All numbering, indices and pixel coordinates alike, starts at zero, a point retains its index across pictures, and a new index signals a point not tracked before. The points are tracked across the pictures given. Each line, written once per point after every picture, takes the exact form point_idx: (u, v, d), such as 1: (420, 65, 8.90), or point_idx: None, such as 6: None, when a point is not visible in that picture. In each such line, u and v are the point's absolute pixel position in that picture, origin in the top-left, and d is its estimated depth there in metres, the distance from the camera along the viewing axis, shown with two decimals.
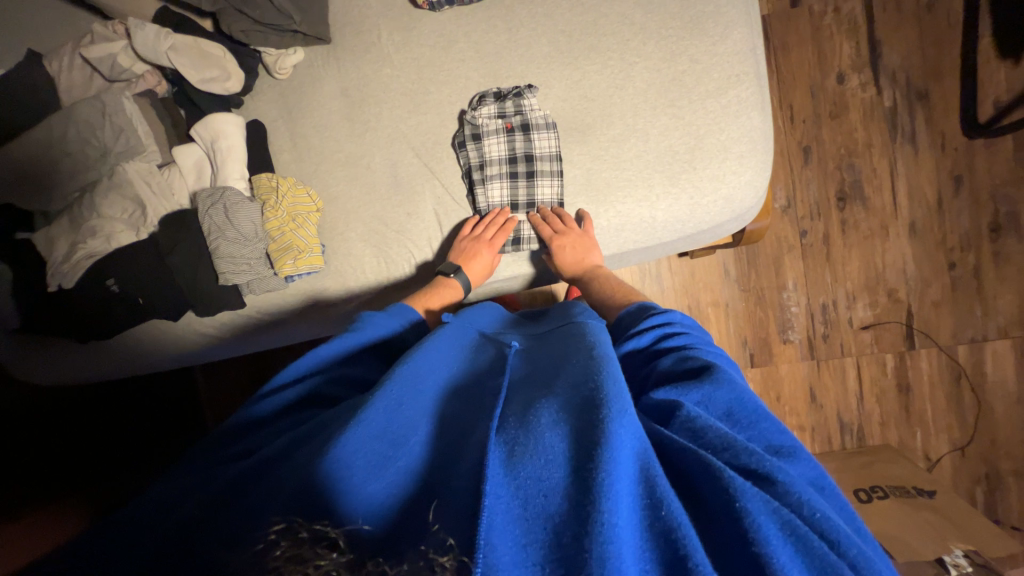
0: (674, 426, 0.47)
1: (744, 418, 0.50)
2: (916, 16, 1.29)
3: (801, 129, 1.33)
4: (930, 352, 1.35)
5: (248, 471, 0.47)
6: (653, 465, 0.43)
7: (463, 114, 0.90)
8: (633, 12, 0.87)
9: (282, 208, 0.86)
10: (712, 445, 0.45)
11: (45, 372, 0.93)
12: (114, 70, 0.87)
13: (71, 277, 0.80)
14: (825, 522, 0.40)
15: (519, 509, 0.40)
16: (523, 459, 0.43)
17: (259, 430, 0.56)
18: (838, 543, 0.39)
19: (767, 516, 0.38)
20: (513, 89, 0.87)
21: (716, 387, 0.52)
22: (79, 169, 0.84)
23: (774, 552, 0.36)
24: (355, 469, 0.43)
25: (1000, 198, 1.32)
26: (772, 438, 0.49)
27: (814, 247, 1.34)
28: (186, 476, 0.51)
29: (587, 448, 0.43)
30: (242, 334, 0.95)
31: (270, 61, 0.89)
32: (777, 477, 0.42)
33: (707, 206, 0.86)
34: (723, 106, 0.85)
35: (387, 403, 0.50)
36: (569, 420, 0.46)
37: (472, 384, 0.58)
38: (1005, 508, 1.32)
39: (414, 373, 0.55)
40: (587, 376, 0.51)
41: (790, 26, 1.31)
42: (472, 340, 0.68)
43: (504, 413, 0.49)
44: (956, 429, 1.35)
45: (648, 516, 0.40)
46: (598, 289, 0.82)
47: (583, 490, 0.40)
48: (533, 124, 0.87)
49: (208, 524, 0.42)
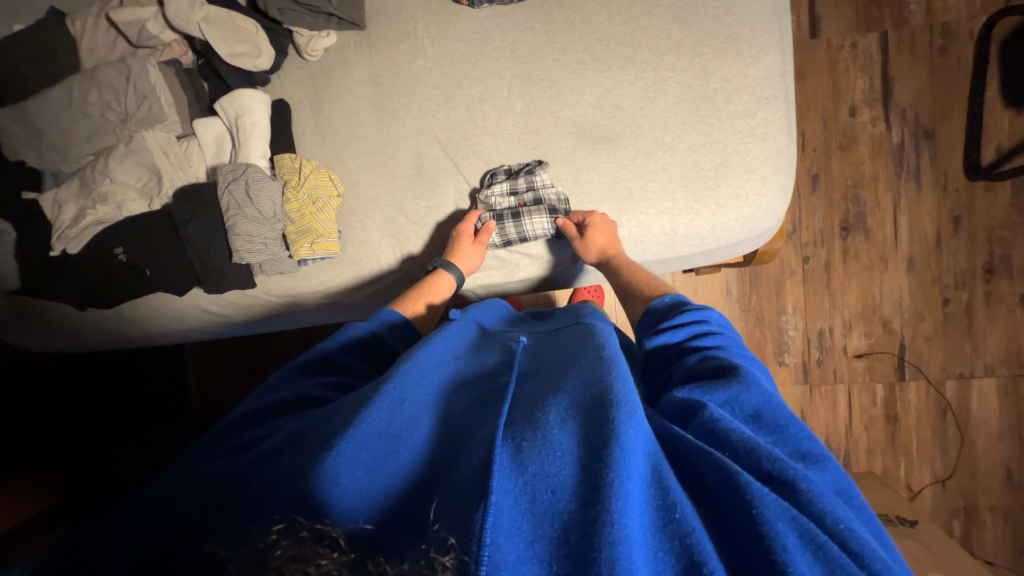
0: (694, 427, 0.48)
1: (771, 422, 0.49)
2: (929, 57, 1.33)
3: (811, 157, 1.36)
4: (919, 384, 1.38)
5: (251, 463, 0.46)
6: (663, 466, 0.42)
7: (474, 193, 0.90)
8: (670, 27, 0.88)
9: (303, 189, 0.85)
10: (733, 447, 0.45)
11: (41, 340, 0.93)
12: (141, 37, 0.84)
13: (77, 243, 0.80)
14: (847, 534, 0.39)
15: (526, 505, 0.39)
16: (531, 454, 0.42)
17: (252, 425, 0.54)
18: (861, 555, 0.38)
19: (784, 524, 0.38)
20: (523, 167, 0.88)
21: (741, 389, 0.51)
22: (96, 132, 0.83)
23: (790, 560, 0.36)
24: (359, 465, 0.43)
25: (996, 240, 1.36)
26: (800, 444, 0.47)
27: (815, 273, 1.37)
28: (181, 466, 0.50)
29: (597, 448, 0.42)
30: (250, 317, 0.94)
31: (303, 42, 0.89)
32: (799, 485, 0.41)
33: (728, 223, 0.87)
34: (751, 127, 0.86)
35: (390, 399, 0.49)
36: (579, 418, 0.46)
37: (478, 381, 0.57)
38: (980, 542, 1.36)
39: (417, 367, 0.55)
40: (597, 378, 0.51)
41: (808, 56, 1.34)
42: (474, 338, 0.68)
43: (512, 410, 0.49)
44: (939, 462, 1.38)
45: (661, 517, 0.39)
46: (627, 273, 0.82)
47: (592, 489, 0.39)
48: (546, 200, 0.87)
49: (206, 517, 0.41)
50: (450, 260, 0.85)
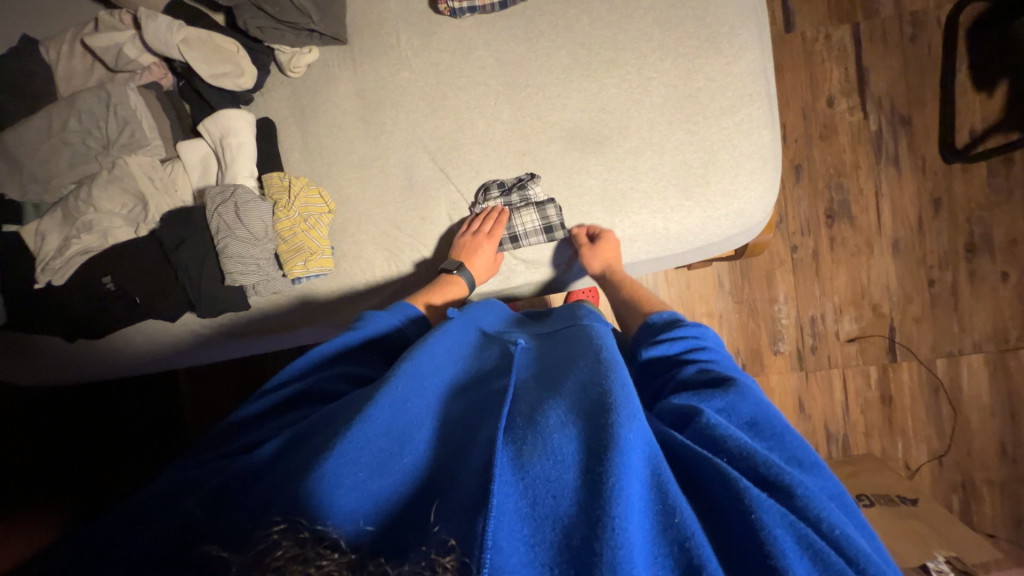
0: (689, 432, 0.48)
1: (768, 431, 0.50)
2: (900, 46, 1.36)
3: (793, 148, 1.39)
4: (911, 365, 1.41)
5: (251, 469, 0.45)
6: (664, 470, 0.42)
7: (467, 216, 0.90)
8: (651, 29, 0.89)
9: (294, 208, 0.84)
10: (730, 453, 0.45)
11: (24, 373, 0.90)
12: (119, 61, 0.84)
13: (62, 274, 0.79)
14: (845, 539, 0.40)
15: (527, 509, 0.39)
16: (530, 458, 0.42)
17: (252, 428, 0.55)
18: (856, 560, 0.39)
19: (783, 529, 0.39)
20: (515, 181, 0.89)
21: (738, 398, 0.52)
22: (78, 160, 0.82)
23: (788, 565, 0.37)
24: (361, 465, 0.43)
25: (975, 220, 1.39)
26: (795, 451, 0.49)
27: (804, 261, 1.39)
28: (179, 473, 0.49)
29: (597, 450, 0.42)
30: (239, 335, 0.91)
31: (285, 59, 0.88)
32: (795, 490, 0.42)
33: (720, 219, 0.88)
34: (737, 123, 0.88)
35: (392, 401, 0.48)
36: (579, 421, 0.45)
37: (476, 385, 0.57)
38: (979, 515, 1.38)
39: (418, 369, 0.54)
40: (595, 380, 0.51)
41: (784, 49, 1.37)
42: (475, 339, 0.67)
43: (512, 412, 0.48)
44: (935, 439, 1.41)
45: (661, 522, 0.39)
46: (626, 290, 0.82)
47: (593, 493, 0.39)
48: (539, 207, 0.88)
49: (210, 523, 0.40)
50: (462, 261, 0.85)
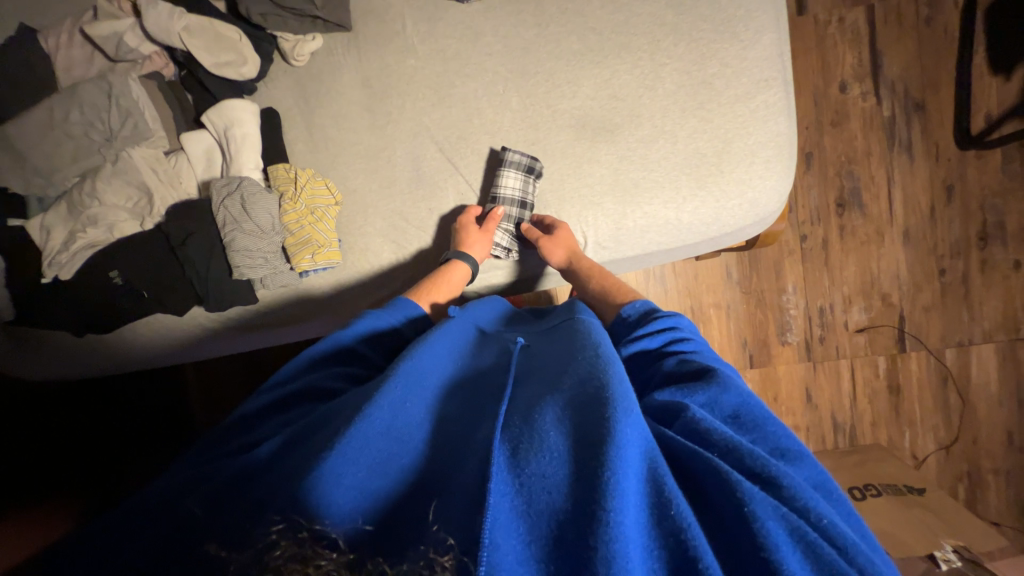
0: (679, 427, 0.48)
1: (750, 422, 0.49)
2: (916, 28, 1.33)
3: (804, 135, 1.36)
4: (920, 354, 1.40)
5: (252, 467, 0.45)
6: (660, 464, 0.41)
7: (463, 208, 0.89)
8: (663, 12, 0.87)
9: (301, 200, 0.83)
10: (718, 447, 0.44)
11: (32, 367, 0.90)
12: (119, 50, 0.82)
13: (69, 268, 0.78)
14: (833, 528, 0.39)
15: (523, 506, 0.39)
16: (527, 457, 0.42)
17: (257, 424, 0.54)
18: (846, 549, 0.38)
19: (776, 521, 0.38)
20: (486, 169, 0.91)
21: (721, 391, 0.51)
22: (83, 153, 0.81)
23: (783, 559, 0.36)
24: (360, 465, 0.42)
25: (989, 207, 1.37)
26: (778, 441, 0.48)
27: (814, 251, 1.38)
28: (187, 469, 0.49)
29: (593, 445, 0.41)
30: (240, 330, 0.91)
31: (288, 47, 0.86)
32: (782, 481, 0.41)
33: (733, 209, 0.87)
34: (751, 111, 0.86)
35: (391, 399, 0.48)
36: (575, 417, 0.45)
37: (472, 383, 0.56)
38: (985, 504, 1.39)
39: (416, 368, 0.53)
40: (592, 375, 0.50)
41: (796, 33, 1.34)
42: (472, 337, 0.67)
43: (509, 410, 0.48)
44: (942, 429, 1.40)
45: (656, 515, 0.39)
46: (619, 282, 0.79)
47: (589, 488, 0.39)
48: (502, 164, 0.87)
49: (206, 521, 0.40)
50: (462, 249, 0.83)
